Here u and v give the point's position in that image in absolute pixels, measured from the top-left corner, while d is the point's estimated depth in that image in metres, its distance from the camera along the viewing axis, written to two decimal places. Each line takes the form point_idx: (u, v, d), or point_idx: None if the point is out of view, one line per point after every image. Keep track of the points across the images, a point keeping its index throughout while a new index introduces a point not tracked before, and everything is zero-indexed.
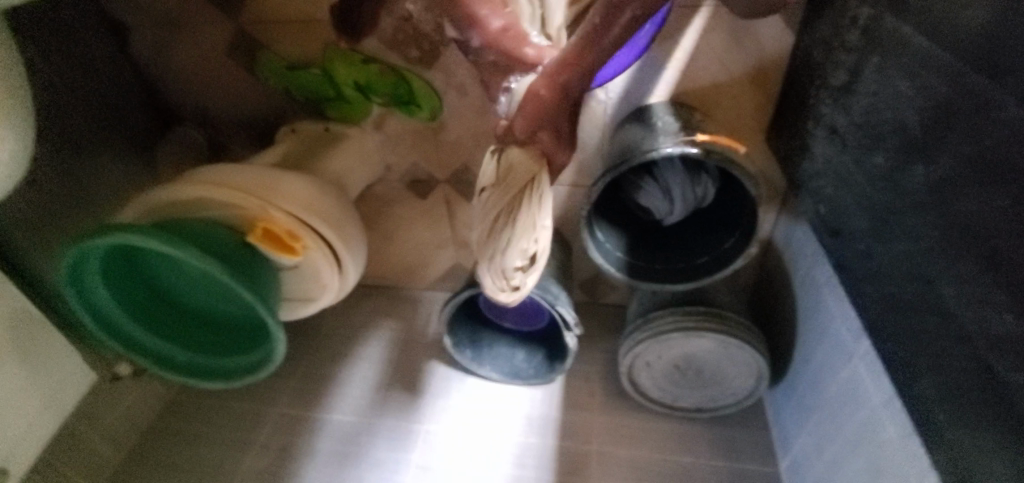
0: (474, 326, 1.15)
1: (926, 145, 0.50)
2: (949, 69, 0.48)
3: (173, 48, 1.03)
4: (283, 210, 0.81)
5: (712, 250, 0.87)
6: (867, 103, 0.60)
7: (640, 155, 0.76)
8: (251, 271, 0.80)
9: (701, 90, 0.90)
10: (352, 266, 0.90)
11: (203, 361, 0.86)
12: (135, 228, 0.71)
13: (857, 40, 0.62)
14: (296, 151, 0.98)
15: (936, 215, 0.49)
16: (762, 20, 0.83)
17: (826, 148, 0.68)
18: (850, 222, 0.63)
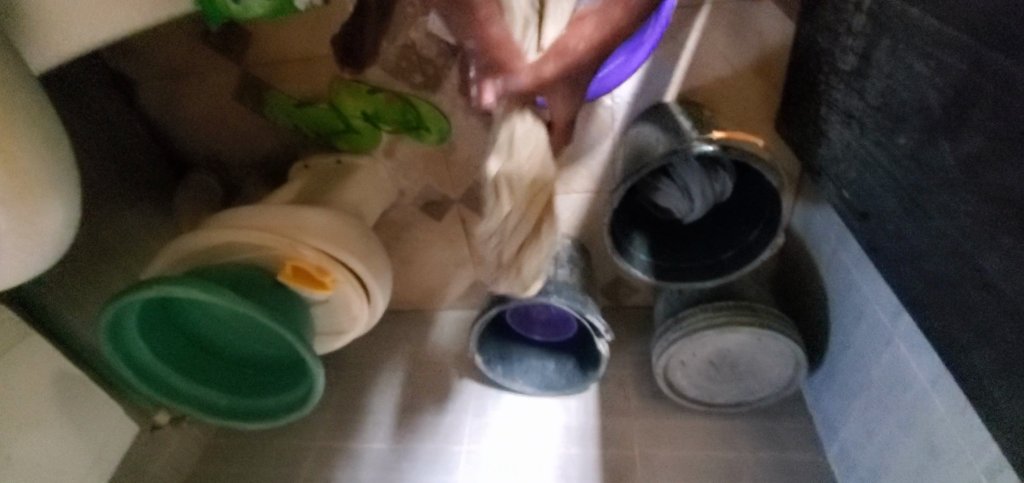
0: (503, 341, 1.13)
1: (949, 123, 0.51)
2: (966, 46, 0.48)
3: (184, 98, 1.05)
4: (311, 246, 0.82)
5: (736, 244, 0.87)
6: (883, 86, 0.60)
7: (658, 159, 0.76)
8: (285, 309, 0.81)
9: (707, 86, 0.91)
10: (381, 294, 0.90)
11: (244, 404, 0.87)
12: (171, 279, 0.72)
13: (864, 24, 0.63)
14: (312, 186, 0.99)
15: (970, 191, 0.49)
16: (761, 13, 0.84)
17: (843, 133, 0.69)
18: (879, 204, 0.63)
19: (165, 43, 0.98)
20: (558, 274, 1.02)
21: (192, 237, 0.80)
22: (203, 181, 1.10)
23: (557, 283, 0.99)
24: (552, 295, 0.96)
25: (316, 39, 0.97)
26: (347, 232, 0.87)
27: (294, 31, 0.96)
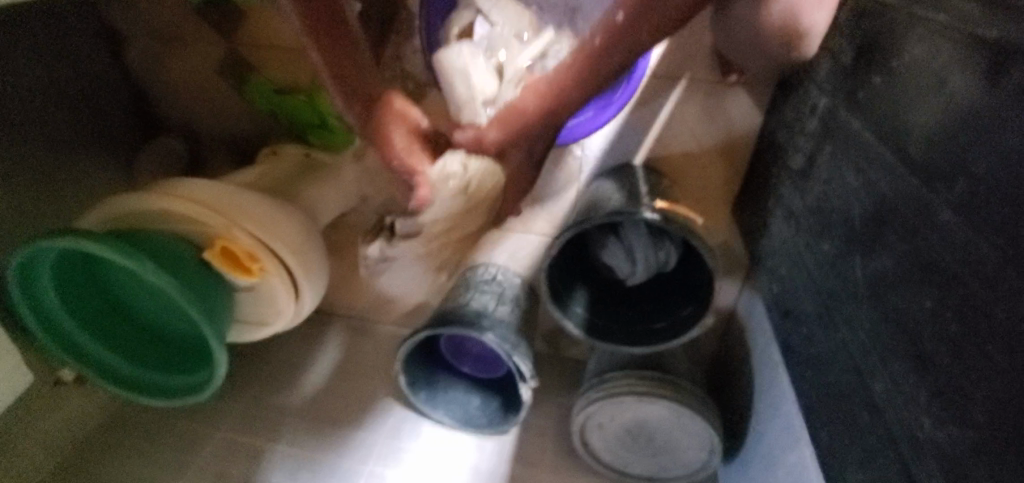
0: (431, 368, 1.09)
1: (866, 238, 0.51)
2: (891, 168, 0.49)
3: (166, 61, 1.02)
4: (245, 231, 0.80)
5: (671, 316, 0.87)
6: (820, 190, 0.61)
7: (602, 215, 0.76)
8: (203, 288, 0.78)
9: (673, 156, 0.92)
10: (310, 295, 0.87)
11: (145, 376, 0.83)
12: (87, 234, 0.69)
13: (815, 127, 0.64)
14: (272, 175, 0.97)
15: (871, 307, 0.50)
16: (733, 98, 0.86)
17: (783, 228, 0.70)
18: (803, 306, 0.63)
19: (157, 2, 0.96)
20: (497, 310, 0.98)
21: (128, 196, 0.77)
22: (168, 146, 1.06)
23: (494, 319, 0.96)
24: (485, 333, 0.91)
25: None
26: (289, 225, 0.85)
27: None
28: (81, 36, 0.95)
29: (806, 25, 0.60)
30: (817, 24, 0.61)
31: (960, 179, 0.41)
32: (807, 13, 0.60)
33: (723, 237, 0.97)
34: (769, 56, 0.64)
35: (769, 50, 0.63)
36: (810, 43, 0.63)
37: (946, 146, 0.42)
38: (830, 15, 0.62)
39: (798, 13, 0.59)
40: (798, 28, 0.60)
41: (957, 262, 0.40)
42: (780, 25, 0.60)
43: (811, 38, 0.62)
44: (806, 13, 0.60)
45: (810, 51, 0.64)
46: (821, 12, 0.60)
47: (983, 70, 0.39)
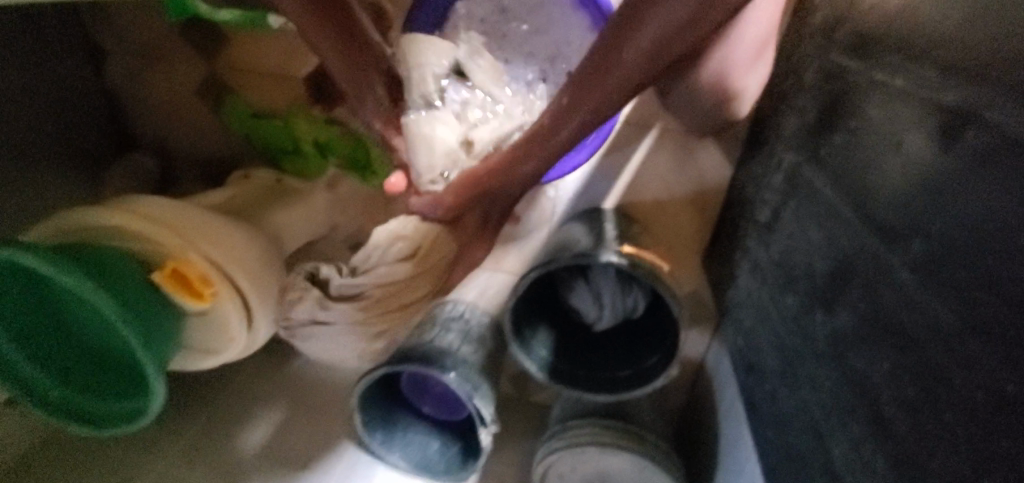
0: (390, 406, 1.03)
1: (828, 295, 0.51)
2: (852, 226, 0.49)
3: (142, 78, 1.00)
4: (201, 253, 0.77)
5: (636, 365, 0.85)
6: (784, 244, 0.61)
7: (573, 258, 0.74)
8: (147, 312, 0.74)
9: (645, 203, 0.92)
10: (264, 324, 0.83)
11: (82, 401, 0.78)
12: (29, 247, 0.65)
13: (781, 182, 0.65)
14: (242, 197, 0.93)
15: (832, 366, 0.49)
16: (704, 150, 0.88)
17: (749, 280, 0.69)
18: (767, 361, 0.62)
19: (142, 19, 0.96)
20: (461, 350, 0.94)
21: (79, 211, 0.74)
22: (137, 162, 1.03)
23: (456, 359, 0.92)
24: (447, 372, 0.88)
25: (289, 59, 0.96)
26: (249, 250, 0.82)
27: (268, 47, 0.96)
28: (58, 46, 0.92)
29: (738, 88, 0.65)
30: (748, 88, 0.66)
31: (919, 240, 0.40)
32: (740, 77, 0.65)
33: (692, 287, 0.97)
34: (703, 112, 0.70)
35: (704, 105, 0.68)
36: (740, 104, 0.68)
37: (906, 207, 0.42)
38: (759, 82, 0.68)
39: (731, 77, 0.64)
40: (731, 91, 0.65)
41: (915, 324, 0.39)
42: (713, 86, 0.65)
43: (742, 100, 0.68)
44: (739, 77, 0.64)
45: (741, 110, 0.70)
46: (752, 78, 0.66)
47: (939, 133, 0.40)
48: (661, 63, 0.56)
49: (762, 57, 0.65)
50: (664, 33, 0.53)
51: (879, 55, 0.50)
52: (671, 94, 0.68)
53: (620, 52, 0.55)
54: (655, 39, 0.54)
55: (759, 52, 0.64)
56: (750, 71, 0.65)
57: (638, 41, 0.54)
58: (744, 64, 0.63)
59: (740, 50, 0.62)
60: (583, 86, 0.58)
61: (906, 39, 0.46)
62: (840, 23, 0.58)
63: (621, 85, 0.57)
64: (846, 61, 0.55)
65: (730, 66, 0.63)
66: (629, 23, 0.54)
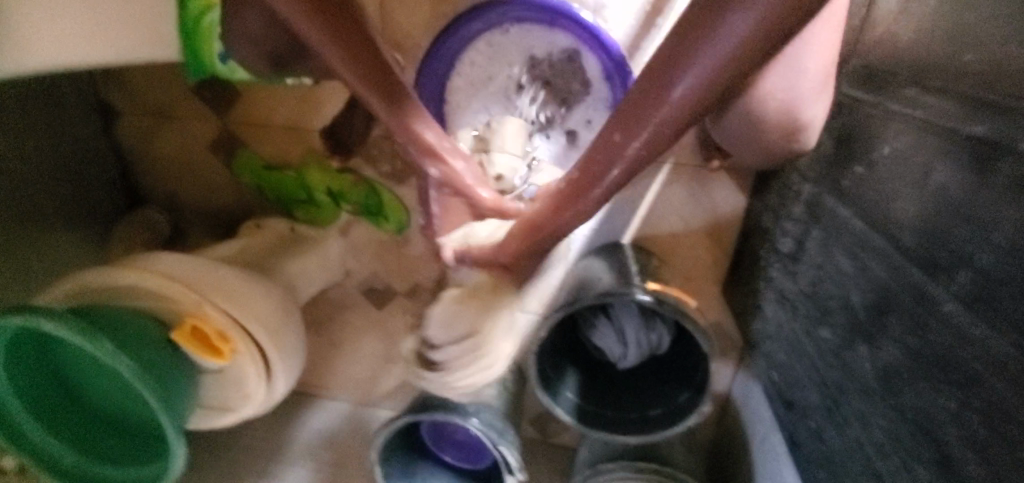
0: (411, 456, 1.00)
1: (870, 330, 0.50)
2: (887, 257, 0.49)
3: (153, 136, 1.01)
4: (220, 310, 0.76)
5: (666, 403, 0.83)
6: (814, 275, 0.60)
7: (592, 298, 0.74)
8: (166, 373, 0.72)
9: (660, 237, 0.93)
10: (283, 378, 0.82)
11: (93, 468, 0.75)
12: (48, 312, 0.64)
13: (802, 212, 0.65)
14: (256, 248, 0.92)
15: (884, 401, 0.48)
16: (716, 181, 0.88)
17: (778, 311, 0.69)
18: (806, 396, 0.61)
19: (154, 81, 0.97)
20: (483, 394, 0.92)
21: (97, 272, 0.74)
22: (151, 217, 1.02)
23: (479, 404, 0.90)
24: (469, 418, 0.86)
25: (300, 111, 0.95)
26: (266, 303, 0.81)
27: (281, 100, 0.95)
28: (72, 110, 0.93)
29: (805, 119, 0.58)
30: (814, 117, 0.59)
31: (963, 272, 0.40)
32: (804, 107, 0.58)
33: (712, 318, 0.96)
34: (765, 144, 0.63)
35: (767, 137, 0.62)
36: (808, 133, 0.60)
37: (943, 238, 0.42)
38: (827, 108, 0.59)
39: (793, 107, 0.58)
40: (796, 121, 0.58)
41: (973, 359, 0.39)
42: (776, 117, 0.58)
43: (808, 131, 0.60)
44: (804, 106, 0.58)
45: (810, 139, 0.61)
46: (819, 106, 0.58)
47: (971, 164, 0.40)
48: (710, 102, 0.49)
49: (828, 82, 0.57)
50: (711, 76, 0.47)
51: (893, 87, 0.51)
52: (726, 124, 0.63)
53: (661, 91, 0.50)
54: (700, 83, 0.48)
55: (825, 78, 0.57)
56: (817, 99, 0.58)
57: (681, 81, 0.48)
58: (805, 92, 0.57)
59: (802, 79, 0.56)
60: (628, 122, 0.54)
61: (922, 72, 0.47)
62: (848, 56, 0.60)
63: (673, 122, 0.51)
64: (859, 93, 0.56)
65: (791, 96, 0.57)
66: (672, 61, 0.48)
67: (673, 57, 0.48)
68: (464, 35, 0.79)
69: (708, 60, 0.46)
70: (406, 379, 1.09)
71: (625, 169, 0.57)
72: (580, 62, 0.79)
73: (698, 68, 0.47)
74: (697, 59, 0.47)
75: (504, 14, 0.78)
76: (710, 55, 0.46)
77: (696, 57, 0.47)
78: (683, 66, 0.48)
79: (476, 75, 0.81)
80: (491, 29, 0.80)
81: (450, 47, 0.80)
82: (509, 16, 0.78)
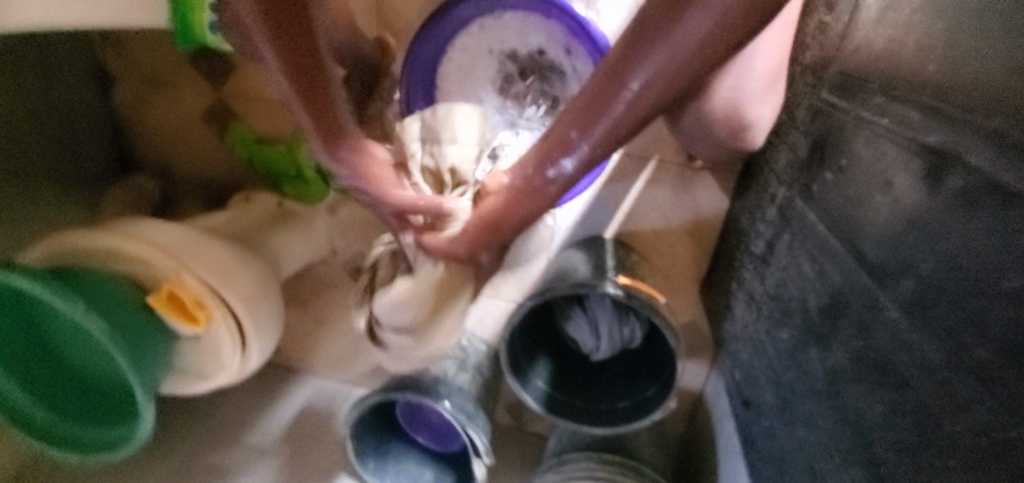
0: (384, 433, 1.01)
1: (822, 333, 0.51)
2: (843, 262, 0.49)
3: (147, 104, 1.01)
4: (197, 278, 0.77)
5: (635, 396, 0.84)
6: (779, 277, 0.61)
7: (566, 288, 0.75)
8: (138, 337, 0.73)
9: (641, 233, 0.93)
10: (258, 350, 0.83)
11: (62, 427, 0.76)
12: (21, 270, 0.65)
13: (775, 215, 0.65)
14: (241, 221, 0.93)
15: (830, 404, 0.49)
16: (700, 180, 0.88)
17: (745, 312, 0.69)
18: (763, 396, 0.62)
19: (150, 48, 0.97)
20: (456, 378, 0.93)
21: (78, 234, 0.74)
22: (140, 183, 1.03)
23: (451, 387, 0.91)
24: (441, 401, 0.87)
25: None
26: (244, 274, 0.82)
27: None
28: (67, 72, 0.94)
29: (751, 117, 0.63)
30: (761, 116, 0.64)
31: (908, 280, 0.40)
32: (751, 107, 0.62)
33: (689, 317, 0.96)
34: (717, 141, 0.68)
35: (718, 134, 0.66)
36: (755, 132, 0.66)
37: (894, 245, 0.43)
38: (774, 109, 0.65)
39: (742, 106, 0.62)
40: (744, 120, 0.63)
41: (908, 365, 0.39)
42: (726, 116, 0.63)
43: (755, 130, 0.65)
44: (751, 106, 0.62)
45: (756, 138, 0.67)
46: (766, 106, 0.63)
47: (925, 175, 0.40)
48: (670, 95, 0.48)
49: (775, 85, 0.62)
50: (665, 67, 0.46)
51: (865, 94, 0.51)
52: (682, 122, 0.66)
53: (620, 83, 0.48)
54: (653, 73, 0.46)
55: (772, 81, 0.61)
56: (764, 100, 0.63)
57: (639, 71, 0.47)
58: (753, 93, 0.61)
59: (752, 80, 0.60)
60: (585, 117, 0.51)
61: (890, 81, 0.47)
62: (829, 61, 0.59)
63: (630, 115, 0.50)
64: (835, 99, 0.56)
65: (740, 96, 0.61)
66: (635, 51, 0.46)
67: (634, 46, 0.46)
68: (455, 20, 0.79)
69: (663, 54, 0.45)
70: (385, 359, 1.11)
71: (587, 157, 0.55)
72: (572, 54, 0.78)
73: (652, 62, 0.46)
74: (656, 53, 0.45)
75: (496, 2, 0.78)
76: (671, 48, 0.44)
77: (655, 51, 0.45)
78: (643, 55, 0.46)
79: (467, 61, 0.82)
80: (483, 15, 0.79)
81: (440, 32, 0.79)
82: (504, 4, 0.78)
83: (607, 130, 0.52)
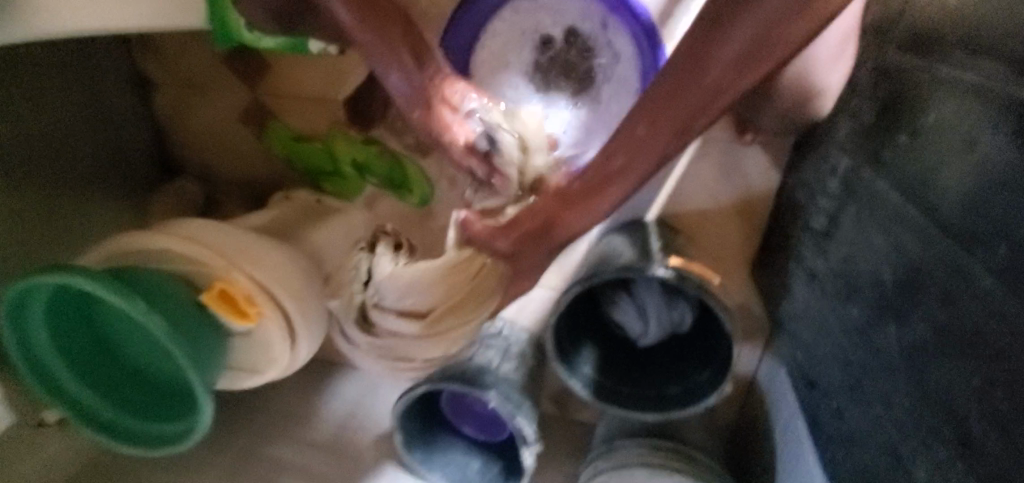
0: (431, 424, 1.02)
1: (899, 307, 0.48)
2: (923, 230, 0.46)
3: (188, 107, 1.03)
4: (246, 275, 0.78)
5: (686, 381, 0.81)
6: (845, 252, 0.58)
7: (612, 272, 0.73)
8: (193, 333, 0.75)
9: (687, 214, 0.90)
10: (306, 344, 0.84)
11: (125, 422, 0.79)
12: (80, 271, 0.67)
13: (838, 187, 0.62)
14: (283, 218, 0.94)
15: (910, 382, 0.46)
16: (749, 156, 0.85)
17: (806, 290, 0.66)
18: (829, 377, 0.59)
19: (188, 52, 0.99)
20: (501, 367, 0.92)
21: (132, 235, 0.77)
22: (185, 186, 1.05)
23: (497, 376, 0.90)
24: (488, 391, 0.86)
25: (326, 83, 0.96)
26: (290, 269, 0.83)
27: (310, 71, 0.96)
28: (110, 80, 0.97)
29: (821, 87, 0.60)
30: (831, 85, 0.60)
31: (1001, 243, 0.37)
32: (821, 75, 0.59)
33: (740, 299, 0.93)
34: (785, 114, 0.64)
35: (783, 106, 0.63)
36: (823, 102, 0.62)
37: (981, 207, 0.39)
38: (847, 75, 0.60)
39: (812, 77, 0.59)
40: (812, 90, 0.60)
41: (1005, 336, 0.36)
42: (793, 85, 0.60)
43: (824, 99, 0.61)
44: (820, 75, 0.59)
45: (825, 107, 0.63)
46: (836, 74, 0.59)
47: (1017, 128, 0.37)
48: (752, 76, 0.48)
49: (848, 51, 0.58)
50: (750, 47, 0.47)
51: (941, 48, 0.47)
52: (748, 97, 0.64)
53: (700, 72, 0.49)
54: (739, 55, 0.47)
55: (844, 46, 0.57)
56: (834, 67, 0.59)
57: (721, 57, 0.48)
58: (824, 61, 0.58)
59: (822, 51, 0.57)
60: (662, 111, 0.53)
61: (971, 31, 0.43)
62: (895, 19, 0.55)
63: (710, 106, 0.50)
64: (905, 58, 0.52)
65: (810, 65, 0.58)
66: (709, 37, 0.48)
67: (712, 34, 0.48)
68: (488, 3, 0.78)
69: (744, 36, 0.46)
70: None
71: (660, 156, 0.55)
72: (609, 30, 0.77)
73: (734, 46, 0.47)
74: (742, 29, 0.46)
75: None
76: (762, 16, 0.45)
77: (734, 36, 0.47)
78: (728, 32, 0.47)
79: (501, 45, 0.79)
80: None
81: (474, 16, 0.78)
82: None
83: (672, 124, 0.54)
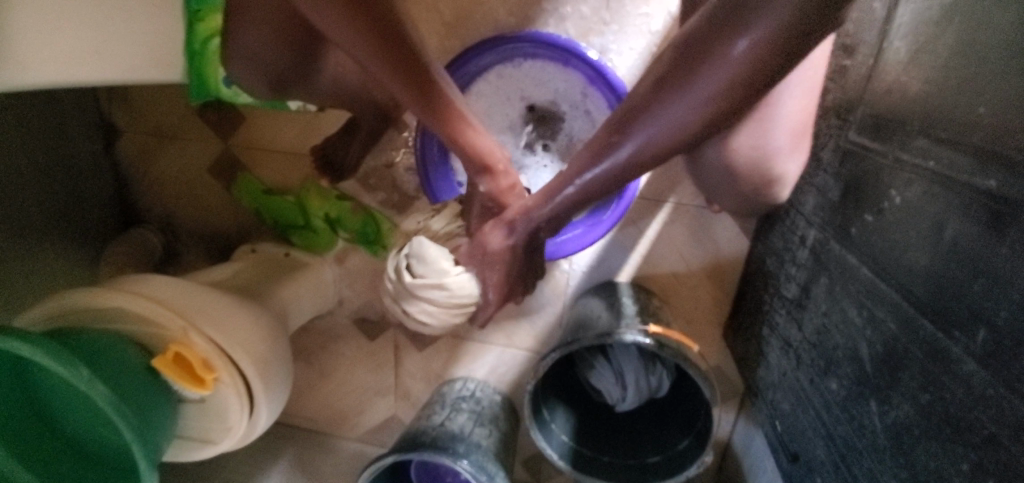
0: None
1: (879, 384, 0.48)
2: (898, 307, 0.47)
3: (153, 158, 1.00)
4: (205, 337, 0.73)
5: (666, 450, 0.79)
6: (819, 323, 0.59)
7: (593, 337, 0.71)
8: (139, 402, 0.69)
9: (660, 276, 0.91)
10: (266, 411, 0.78)
11: None
12: (24, 334, 0.60)
13: (808, 258, 0.64)
14: (247, 273, 0.89)
15: (897, 463, 0.46)
16: (720, 222, 0.87)
17: (781, 358, 0.67)
18: (814, 451, 0.59)
19: (159, 102, 0.96)
20: (473, 433, 0.86)
21: (81, 292, 0.71)
22: (144, 237, 1.00)
23: (469, 443, 0.83)
24: (459, 459, 0.79)
25: (302, 137, 0.94)
26: (252, 331, 0.78)
27: (285, 124, 0.94)
28: (71, 126, 0.92)
29: (780, 174, 0.63)
30: (790, 173, 0.63)
31: (980, 329, 0.39)
32: (781, 162, 0.62)
33: (713, 363, 0.93)
34: (743, 194, 0.68)
35: (744, 189, 0.66)
36: (782, 188, 0.65)
37: (955, 291, 0.42)
38: (802, 166, 0.64)
39: (773, 161, 0.61)
40: (773, 176, 0.63)
41: (990, 421, 0.37)
42: (751, 170, 0.62)
43: (784, 185, 0.65)
44: (780, 162, 0.62)
45: (785, 192, 0.67)
46: (793, 164, 0.63)
47: (983, 219, 0.40)
48: (667, 153, 0.53)
49: (804, 141, 0.61)
50: (663, 130, 0.51)
51: (903, 136, 0.50)
52: (710, 175, 0.66)
53: (614, 141, 0.53)
54: (650, 136, 0.51)
55: (800, 139, 0.61)
56: (791, 157, 0.62)
57: (632, 138, 0.52)
58: (782, 151, 0.61)
59: (778, 138, 0.60)
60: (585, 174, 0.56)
61: (932, 122, 0.47)
62: (854, 104, 0.59)
63: (617, 177, 0.55)
64: (866, 141, 0.56)
65: (769, 153, 0.61)
66: (627, 119, 0.52)
67: (631, 113, 0.52)
68: (472, 69, 0.79)
69: (663, 119, 0.50)
70: (394, 413, 1.06)
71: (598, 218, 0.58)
72: (588, 98, 0.80)
73: (647, 127, 0.51)
74: (658, 113, 0.50)
75: (515, 49, 0.79)
76: (682, 106, 0.49)
77: (650, 118, 0.51)
78: (644, 117, 0.51)
79: (484, 106, 0.81)
80: (501, 62, 0.80)
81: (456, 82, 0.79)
82: (520, 51, 0.79)
83: (600, 182, 0.55)
